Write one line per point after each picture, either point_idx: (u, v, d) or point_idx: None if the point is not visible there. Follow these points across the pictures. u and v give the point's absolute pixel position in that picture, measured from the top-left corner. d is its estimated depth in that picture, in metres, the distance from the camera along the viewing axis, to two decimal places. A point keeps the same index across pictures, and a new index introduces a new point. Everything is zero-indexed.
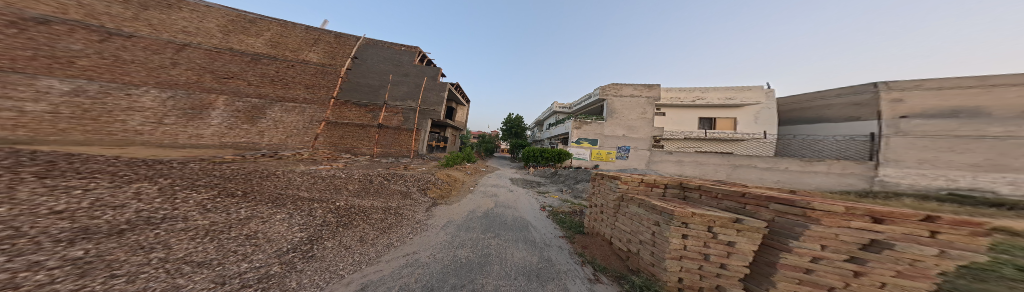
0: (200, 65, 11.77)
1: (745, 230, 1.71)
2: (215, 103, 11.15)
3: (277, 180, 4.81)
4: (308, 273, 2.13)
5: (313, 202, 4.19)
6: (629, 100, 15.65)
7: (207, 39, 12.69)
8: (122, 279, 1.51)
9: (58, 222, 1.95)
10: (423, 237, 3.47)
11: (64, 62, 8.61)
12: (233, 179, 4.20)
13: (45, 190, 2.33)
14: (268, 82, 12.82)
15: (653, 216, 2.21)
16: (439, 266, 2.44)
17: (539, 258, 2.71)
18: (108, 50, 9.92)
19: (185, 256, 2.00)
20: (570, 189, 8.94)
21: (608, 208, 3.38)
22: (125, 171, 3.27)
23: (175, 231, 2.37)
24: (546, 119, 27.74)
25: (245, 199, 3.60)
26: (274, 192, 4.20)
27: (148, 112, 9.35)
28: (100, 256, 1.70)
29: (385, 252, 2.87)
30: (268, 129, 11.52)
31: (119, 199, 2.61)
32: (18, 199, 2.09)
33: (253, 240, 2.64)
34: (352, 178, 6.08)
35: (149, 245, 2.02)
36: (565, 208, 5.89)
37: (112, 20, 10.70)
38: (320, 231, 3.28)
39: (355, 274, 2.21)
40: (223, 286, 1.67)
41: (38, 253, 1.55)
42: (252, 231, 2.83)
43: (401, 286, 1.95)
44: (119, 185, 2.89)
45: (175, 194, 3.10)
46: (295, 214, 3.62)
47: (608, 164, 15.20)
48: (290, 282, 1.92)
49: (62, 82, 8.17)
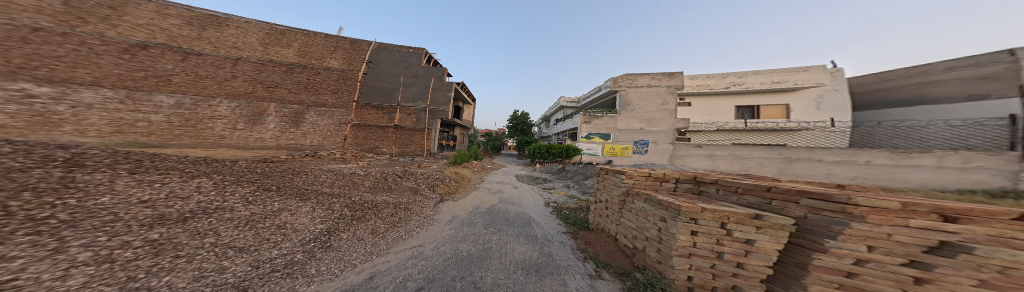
0: (252, 77, 13.41)
1: (765, 227, 1.52)
2: (268, 110, 13.04)
3: (305, 176, 5.50)
4: (325, 261, 2.49)
5: (332, 197, 4.71)
6: (645, 91, 14.67)
7: (249, 52, 13.94)
8: (183, 260, 2.03)
9: (143, 210, 2.65)
10: (428, 231, 3.68)
11: (163, 79, 11.39)
12: (271, 176, 4.93)
13: (134, 183, 3.10)
14: (303, 90, 14.19)
15: (658, 211, 2.08)
16: (441, 258, 2.58)
17: (538, 253, 2.69)
18: (190, 68, 12.24)
19: (230, 241, 2.55)
20: (578, 184, 8.77)
21: (611, 203, 3.28)
22: (190, 168, 4.07)
23: (223, 220, 2.98)
24: (552, 114, 27.15)
25: (278, 193, 4.22)
26: (302, 187, 4.83)
27: (225, 119, 11.89)
28: (169, 239, 2.29)
29: (394, 244, 3.14)
30: (309, 132, 13.41)
31: (186, 191, 3.33)
32: (117, 190, 2.85)
33: (283, 230, 3.15)
34: (368, 175, 6.72)
35: (204, 231, 2.60)
36: (572, 203, 5.78)
37: (185, 41, 12.67)
38: (337, 223, 3.70)
39: (365, 264, 2.50)
40: (257, 269, 2.12)
41: (128, 234, 2.17)
42: (281, 222, 3.35)
43: (405, 277, 2.15)
44: (185, 179, 3.63)
45: (226, 188, 3.79)
46: (317, 207, 4.11)
47: (620, 159, 14.56)
48: (310, 268, 2.29)
49: (168, 98, 11.12)
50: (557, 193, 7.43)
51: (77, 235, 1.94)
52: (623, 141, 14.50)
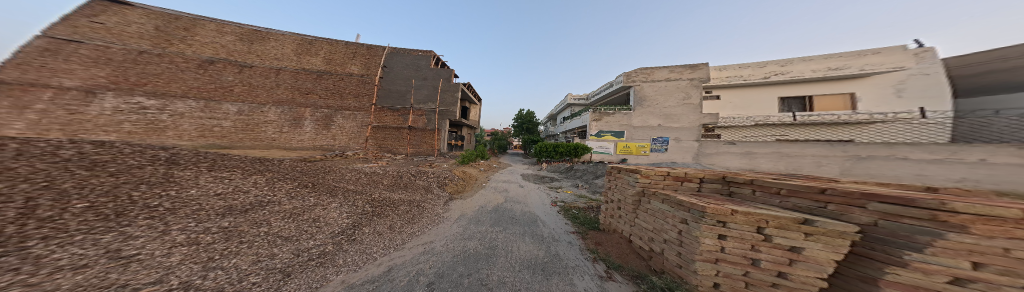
0: (291, 84, 14.79)
1: (817, 235, 1.36)
2: (304, 115, 14.56)
3: (334, 174, 6.10)
4: (351, 252, 2.73)
5: (356, 194, 5.14)
6: (663, 87, 13.76)
7: (288, 62, 15.32)
8: (245, 245, 2.46)
9: (217, 201, 3.23)
10: (440, 229, 3.80)
11: (226, 90, 13.44)
12: (308, 174, 5.56)
13: (212, 179, 3.77)
14: (331, 95, 15.40)
15: (681, 213, 2.02)
16: (450, 255, 2.64)
17: (545, 252, 2.63)
18: (245, 78, 14.11)
19: (278, 231, 2.97)
20: (587, 184, 8.47)
21: (626, 203, 3.17)
22: (249, 166, 4.79)
23: (274, 212, 3.47)
24: (560, 113, 26.55)
25: (314, 189, 4.75)
26: (332, 184, 5.36)
27: (274, 124, 13.86)
28: (233, 227, 2.76)
29: (407, 240, 3.30)
30: (338, 134, 14.94)
31: (247, 186, 3.94)
32: (196, 184, 3.48)
33: (317, 222, 3.53)
34: (387, 174, 7.21)
35: (259, 221, 3.08)
36: (581, 203, 5.53)
37: (240, 55, 14.50)
38: (361, 218, 4.03)
39: (384, 257, 2.67)
40: (298, 257, 2.44)
41: (208, 221, 2.73)
42: (316, 215, 3.76)
43: (417, 271, 2.25)
44: (246, 176, 4.28)
45: (275, 183, 4.40)
46: (344, 203, 4.51)
47: (637, 158, 13.77)
48: (338, 258, 2.53)
49: (234, 106, 13.33)
50: (564, 191, 7.23)
51: (176, 220, 2.55)
52: (641, 139, 13.63)
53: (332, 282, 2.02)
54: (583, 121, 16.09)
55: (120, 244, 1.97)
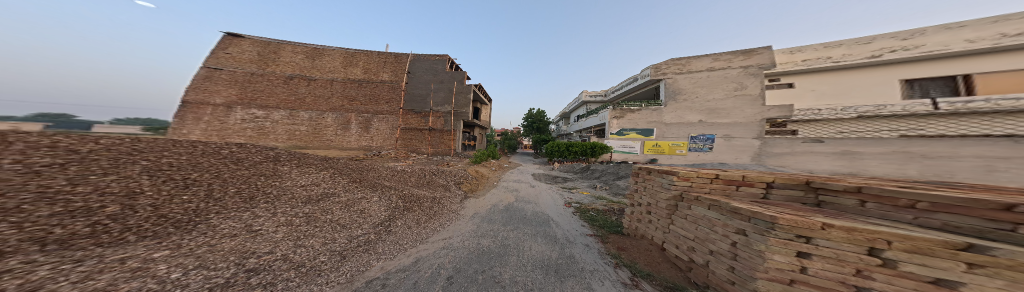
0: (343, 94, 17.42)
1: (992, 267, 0.87)
2: (351, 120, 17.21)
3: (375, 173, 6.92)
4: (387, 243, 3.24)
5: (391, 190, 5.77)
6: (710, 78, 13.95)
7: (339, 73, 17.80)
8: (320, 227, 3.44)
9: (301, 191, 4.34)
10: (456, 225, 3.96)
11: (298, 101, 16.80)
12: (357, 172, 6.41)
13: (298, 173, 4.92)
14: (369, 101, 17.79)
15: (734, 222, 1.95)
16: (465, 252, 2.80)
17: (558, 254, 2.88)
18: (311, 90, 17.08)
19: (338, 219, 3.82)
20: (607, 189, 8.74)
21: (660, 209, 3.33)
22: (321, 165, 5.89)
23: (335, 203, 4.36)
24: (580, 111, 27.72)
25: (360, 184, 5.56)
26: (376, 181, 6.16)
27: (331, 128, 16.90)
28: (308, 213, 3.74)
29: (432, 232, 3.63)
30: (376, 136, 17.43)
31: (315, 182, 4.85)
32: (285, 175, 4.60)
33: (363, 213, 4.20)
34: (413, 173, 7.88)
35: (326, 208, 4.06)
36: (602, 206, 6.24)
37: (309, 70, 17.45)
38: (394, 212, 4.51)
39: (412, 249, 3.02)
40: (349, 242, 3.11)
41: (297, 208, 3.80)
42: (361, 207, 4.44)
43: (437, 265, 2.46)
44: (319, 173, 5.34)
45: (336, 178, 5.38)
46: (382, 198, 5.13)
47: (664, 156, 14.51)
48: (379, 247, 3.07)
49: (306, 114, 16.74)
50: (581, 193, 8.12)
51: (279, 205, 3.69)
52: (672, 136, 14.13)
53: (373, 267, 2.53)
54: (603, 118, 17.13)
55: (250, 221, 3.09)
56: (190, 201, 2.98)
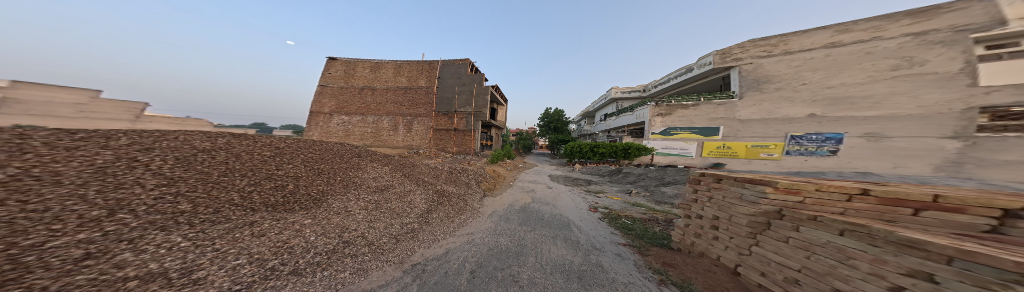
0: (394, 100, 20.83)
1: None
2: (398, 122, 20.41)
3: (418, 168, 7.96)
4: (431, 231, 3.78)
5: (430, 185, 6.53)
6: (835, 59, 12.21)
7: (390, 82, 21.23)
8: (385, 211, 4.28)
9: (375, 181, 5.58)
10: (477, 222, 4.48)
11: (362, 107, 20.90)
12: (406, 166, 7.63)
13: (374, 167, 6.30)
14: (411, 105, 20.66)
15: (902, 259, 1.21)
16: (486, 249, 3.21)
17: (584, 260, 2.92)
18: (371, 97, 21.02)
19: (393, 207, 4.58)
20: (648, 196, 7.55)
21: (736, 225, 2.64)
22: (382, 160, 7.28)
23: (392, 192, 5.29)
24: (606, 109, 26.39)
25: (410, 179, 6.52)
26: (419, 175, 7.13)
27: (384, 129, 20.47)
28: (377, 199, 4.74)
29: (459, 226, 4.17)
30: (415, 135, 20.13)
31: (380, 174, 6.06)
32: (364, 167, 6.07)
33: (411, 203, 4.95)
34: (440, 168, 8.79)
35: (388, 197, 4.98)
36: (643, 214, 5.40)
37: (369, 80, 21.38)
38: (432, 205, 5.17)
39: (447, 240, 3.47)
40: (405, 231, 3.64)
41: (369, 195, 4.82)
42: (412, 198, 5.26)
43: (462, 258, 2.82)
44: (383, 166, 6.63)
45: (396, 172, 6.60)
46: (425, 191, 5.90)
47: (736, 160, 13.09)
48: (426, 234, 3.61)
49: (367, 118, 20.71)
50: (613, 198, 7.31)
51: (362, 192, 4.84)
52: (761, 135, 12.63)
53: (418, 254, 2.88)
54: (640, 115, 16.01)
55: (347, 203, 4.21)
56: (321, 184, 4.54)
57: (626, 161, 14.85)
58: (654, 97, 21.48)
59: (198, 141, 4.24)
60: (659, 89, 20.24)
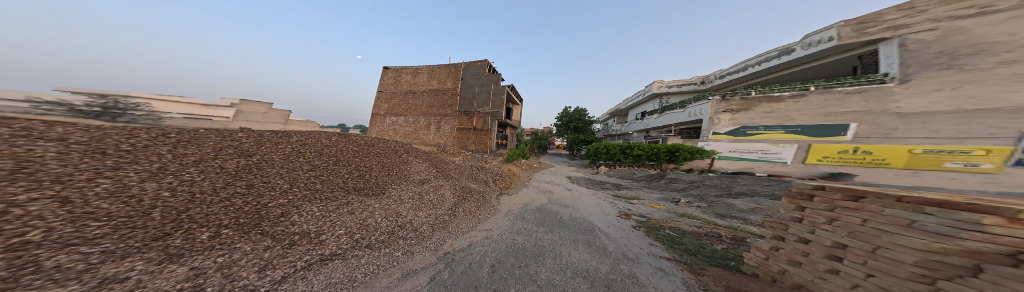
0: (424, 102, 22.89)
1: None
2: (428, 123, 22.32)
3: (447, 164, 8.65)
4: (458, 225, 4.17)
5: (459, 180, 7.03)
6: None
7: (420, 86, 23.40)
8: (424, 202, 4.98)
9: (420, 174, 6.49)
10: (494, 219, 4.57)
11: (397, 110, 23.53)
12: (439, 162, 8.40)
13: (418, 163, 7.31)
14: (438, 107, 22.39)
15: None
16: (504, 246, 3.24)
17: (610, 268, 2.70)
18: (404, 101, 23.50)
19: (428, 199, 5.21)
20: (703, 208, 6.46)
21: (884, 262, 1.52)
22: (422, 156, 8.32)
23: (428, 186, 5.94)
24: (644, 106, 24.35)
25: (444, 174, 7.13)
26: (451, 170, 7.87)
27: (415, 129, 22.59)
28: (418, 190, 5.52)
29: (480, 221, 4.39)
30: (442, 135, 21.66)
31: (421, 169, 6.92)
32: (408, 162, 7.08)
33: (447, 198, 5.52)
34: (463, 165, 9.27)
35: (427, 190, 5.68)
36: (699, 229, 4.60)
37: (403, 85, 23.98)
38: (459, 198, 5.64)
39: (468, 234, 3.70)
40: (436, 224, 4.11)
41: (413, 187, 5.62)
42: (450, 192, 5.89)
43: (482, 254, 2.95)
44: (421, 162, 7.54)
45: (436, 168, 7.50)
46: (453, 186, 6.38)
47: (881, 171, 9.56)
48: (453, 227, 4.05)
49: (401, 119, 23.20)
50: (654, 206, 6.61)
51: (408, 185, 5.67)
52: (949, 136, 8.68)
53: (447, 244, 3.33)
54: (696, 111, 14.74)
55: (395, 195, 5.00)
56: (384, 175, 5.69)
57: (671, 165, 13.06)
58: (716, 90, 19.37)
59: (326, 138, 6.37)
60: (730, 78, 17.91)
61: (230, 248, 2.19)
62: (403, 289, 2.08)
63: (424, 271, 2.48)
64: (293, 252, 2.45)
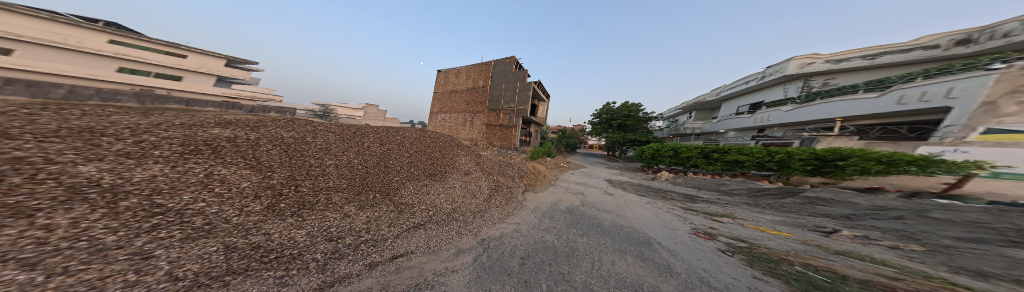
0: (461, 100, 25.52)
1: None
2: (465, 119, 24.75)
3: (479, 157, 9.40)
4: (493, 214, 4.58)
5: (493, 174, 7.60)
6: None
7: (459, 86, 26.15)
8: (467, 188, 5.87)
9: (473, 167, 7.54)
10: (522, 214, 4.65)
11: (443, 108, 27.40)
12: (473, 154, 9.25)
13: (464, 157, 8.33)
14: (472, 104, 24.31)
15: None
16: (531, 242, 3.28)
17: (670, 287, 2.27)
18: (448, 99, 26.94)
19: (471, 186, 6.06)
20: (911, 252, 3.67)
21: None
22: (463, 148, 9.41)
23: (473, 177, 6.72)
24: (763, 94, 16.99)
25: (480, 167, 7.83)
26: (486, 164, 8.58)
27: (455, 124, 25.59)
28: (479, 181, 6.60)
29: (510, 215, 4.60)
30: (476, 129, 23.50)
31: (470, 162, 7.98)
32: (455, 154, 8.27)
33: (493, 190, 6.15)
34: (490, 159, 9.78)
35: (481, 181, 6.57)
36: (885, 280, 2.69)
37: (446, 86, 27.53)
38: (495, 190, 6.17)
39: (498, 225, 3.99)
40: (483, 211, 4.74)
41: (463, 175, 6.68)
42: (492, 185, 6.51)
43: (511, 245, 3.13)
44: (463, 154, 8.58)
45: (477, 161, 8.42)
46: (489, 179, 6.97)
47: None
48: (490, 215, 4.52)
49: (445, 115, 26.82)
50: (757, 230, 4.85)
51: (463, 175, 6.72)
52: None
53: (481, 231, 3.69)
54: (916, 95, 9.03)
55: (456, 181, 6.14)
56: (449, 165, 7.11)
57: (819, 180, 7.90)
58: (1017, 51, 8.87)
59: (405, 133, 8.56)
60: None
61: (374, 208, 3.81)
62: (455, 263, 2.49)
63: (467, 252, 2.85)
64: (399, 217, 3.73)
